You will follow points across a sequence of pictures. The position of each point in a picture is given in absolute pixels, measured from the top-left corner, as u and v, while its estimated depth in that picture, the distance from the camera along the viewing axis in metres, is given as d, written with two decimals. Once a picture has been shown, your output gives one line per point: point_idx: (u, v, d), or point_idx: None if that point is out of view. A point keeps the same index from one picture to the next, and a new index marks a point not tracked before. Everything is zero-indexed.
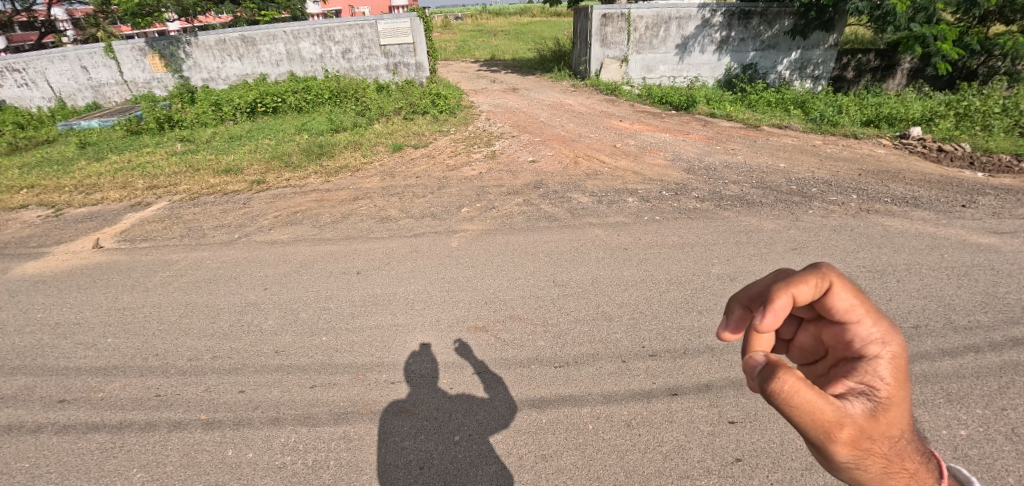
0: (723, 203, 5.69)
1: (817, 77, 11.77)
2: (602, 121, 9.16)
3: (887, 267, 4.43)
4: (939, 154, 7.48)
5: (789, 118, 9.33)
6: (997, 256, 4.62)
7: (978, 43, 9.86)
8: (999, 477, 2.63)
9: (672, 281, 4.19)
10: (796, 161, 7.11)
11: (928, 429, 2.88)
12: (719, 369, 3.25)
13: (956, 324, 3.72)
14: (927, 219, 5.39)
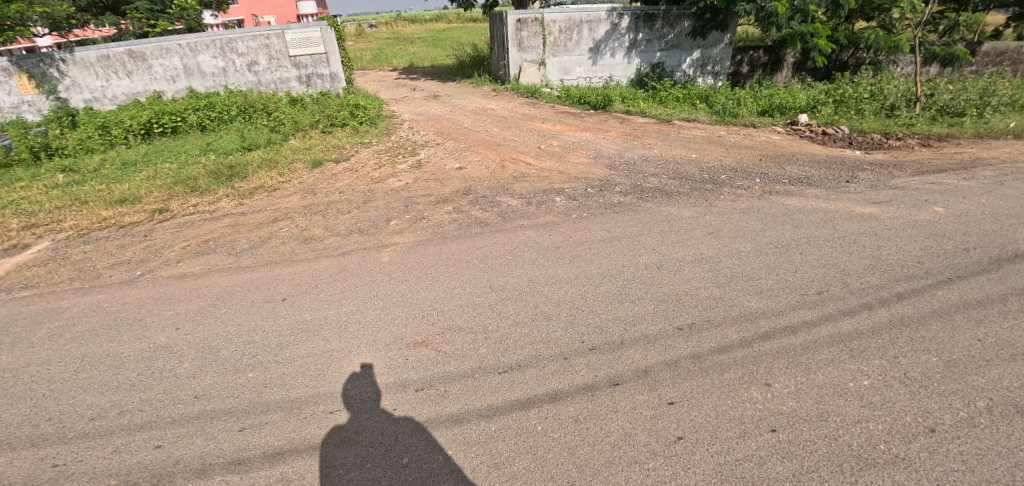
0: (644, 195, 5.97)
1: (717, 73, 12.80)
2: (524, 123, 9.28)
3: (791, 242, 4.84)
4: (824, 137, 8.28)
5: (696, 112, 9.95)
6: (880, 224, 5.19)
7: (846, 38, 11.13)
8: (898, 417, 2.96)
9: (603, 274, 4.33)
10: (705, 151, 7.58)
11: (838, 384, 3.18)
12: (655, 354, 3.41)
13: (852, 287, 4.14)
14: (820, 195, 5.94)
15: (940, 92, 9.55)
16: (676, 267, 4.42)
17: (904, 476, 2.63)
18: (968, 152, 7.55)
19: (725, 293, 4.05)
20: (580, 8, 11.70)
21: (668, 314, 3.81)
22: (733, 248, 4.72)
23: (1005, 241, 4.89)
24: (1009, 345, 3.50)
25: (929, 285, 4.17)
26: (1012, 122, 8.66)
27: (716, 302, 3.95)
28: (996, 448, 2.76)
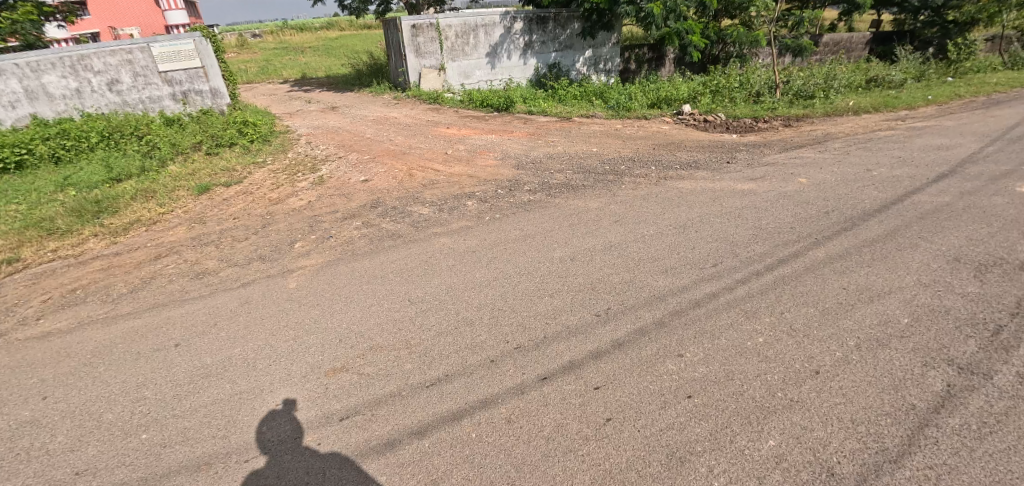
0: (552, 191, 6.13)
1: (609, 71, 13.24)
2: (428, 130, 9.15)
3: (687, 222, 5.21)
4: (706, 124, 9.00)
5: (592, 108, 10.34)
6: (759, 198, 5.75)
7: (715, 34, 12.10)
8: (790, 366, 3.30)
9: (521, 273, 4.39)
10: (605, 145, 7.94)
11: (739, 345, 3.49)
12: (577, 345, 3.51)
13: (742, 256, 4.55)
14: (708, 176, 6.46)
15: (794, 79, 10.75)
16: (588, 257, 4.59)
17: (800, 416, 2.94)
18: (822, 129, 8.59)
19: (634, 277, 4.27)
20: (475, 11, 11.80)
21: (585, 303, 3.95)
22: (638, 234, 4.99)
23: (858, 203, 5.63)
24: (870, 292, 4.04)
25: (804, 248, 4.69)
26: (852, 103, 9.99)
27: (627, 285, 4.15)
28: (868, 380, 3.18)
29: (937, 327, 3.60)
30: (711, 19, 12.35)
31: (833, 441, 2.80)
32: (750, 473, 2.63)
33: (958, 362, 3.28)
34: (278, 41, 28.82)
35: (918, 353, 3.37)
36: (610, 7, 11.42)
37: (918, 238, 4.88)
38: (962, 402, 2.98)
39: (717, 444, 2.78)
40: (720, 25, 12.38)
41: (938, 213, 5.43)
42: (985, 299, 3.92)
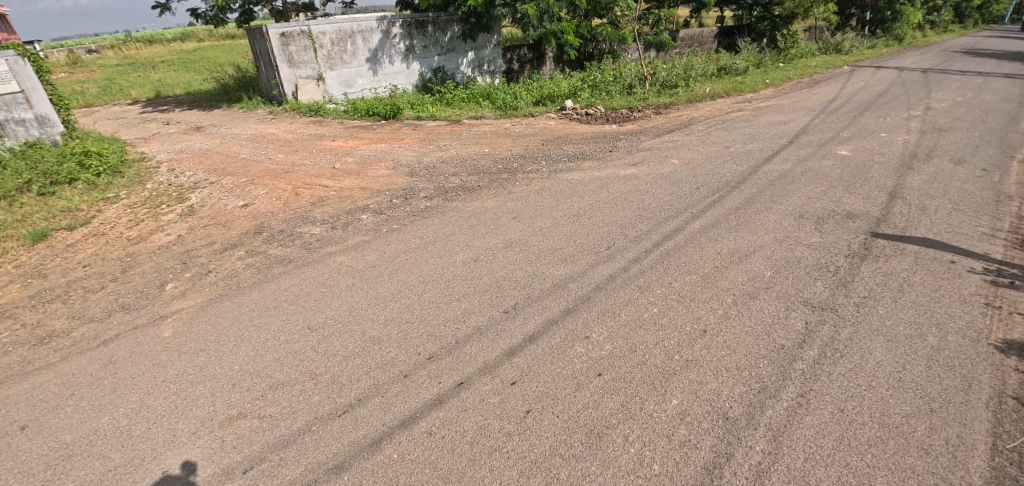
0: (449, 195, 6.07)
1: (493, 72, 12.82)
2: (312, 145, 8.35)
3: (580, 211, 5.43)
4: (589, 118, 9.37)
5: (480, 109, 10.06)
6: (641, 181, 6.17)
7: (588, 33, 12.65)
8: (682, 330, 3.62)
9: (425, 281, 4.31)
10: (496, 144, 7.97)
11: (638, 318, 3.73)
12: (489, 345, 3.52)
13: (631, 236, 4.86)
14: (593, 166, 6.78)
15: (658, 71, 11.59)
16: (490, 257, 4.61)
17: (697, 375, 3.23)
18: (687, 114, 9.41)
19: (536, 269, 4.38)
20: (346, 17, 10.66)
21: (492, 302, 3.97)
22: (535, 228, 5.11)
23: (722, 177, 6.26)
24: (741, 256, 4.55)
25: (683, 222, 5.13)
26: (709, 90, 11.06)
27: (530, 279, 4.25)
28: (748, 333, 3.60)
29: (797, 275, 4.29)
30: (581, 18, 12.79)
31: (726, 393, 3.10)
32: (660, 434, 2.84)
33: (815, 301, 3.94)
34: (122, 55, 25.56)
35: (783, 299, 3.97)
36: (487, 10, 11.06)
37: (773, 205, 5.57)
38: (819, 334, 3.57)
39: (630, 413, 2.97)
40: (591, 24, 12.91)
41: (786, 181, 6.22)
42: (827, 247, 4.74)
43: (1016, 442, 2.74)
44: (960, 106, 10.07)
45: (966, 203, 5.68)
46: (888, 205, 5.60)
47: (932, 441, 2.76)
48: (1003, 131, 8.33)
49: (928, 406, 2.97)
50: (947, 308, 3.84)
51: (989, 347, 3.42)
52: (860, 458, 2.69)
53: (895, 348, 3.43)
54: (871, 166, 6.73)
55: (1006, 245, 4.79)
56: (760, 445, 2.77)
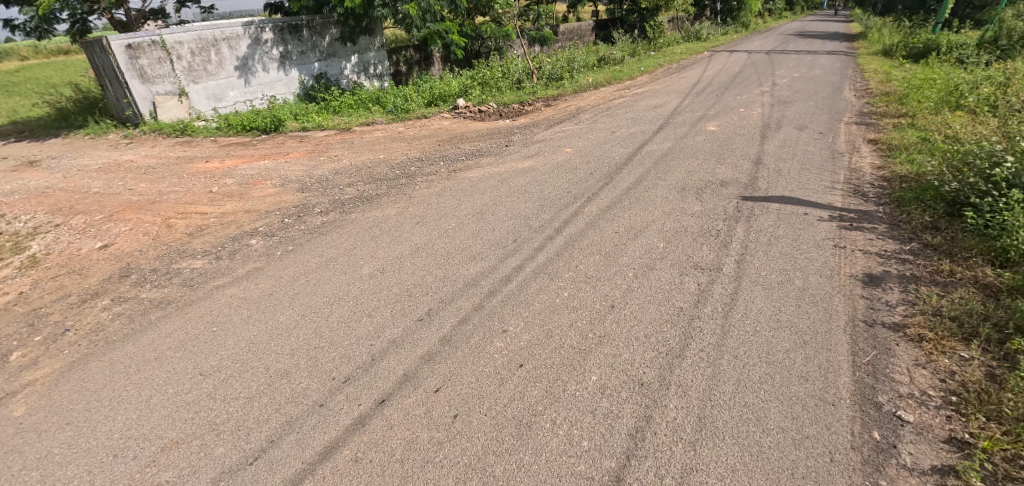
0: (346, 208, 5.76)
1: (380, 75, 12.30)
2: (182, 169, 7.39)
3: (483, 208, 5.44)
4: (483, 115, 9.26)
5: (370, 114, 9.62)
6: (538, 172, 6.33)
7: (472, 31, 12.60)
8: (591, 309, 3.78)
9: (331, 300, 4.06)
10: (390, 149, 7.66)
11: (550, 304, 3.84)
12: (406, 356, 3.41)
13: (534, 226, 4.99)
14: (492, 162, 6.82)
15: (544, 65, 11.84)
16: (397, 265, 4.47)
17: (611, 349, 3.40)
18: (574, 104, 9.78)
19: (446, 271, 4.32)
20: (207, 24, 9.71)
21: (404, 311, 3.86)
22: (440, 230, 5.04)
23: (611, 160, 6.61)
24: (636, 232, 4.85)
25: (581, 207, 5.34)
26: (591, 80, 11.58)
27: (441, 282, 4.19)
28: (650, 301, 3.86)
29: (687, 242, 4.67)
30: (465, 17, 12.69)
31: (639, 363, 3.29)
32: (584, 412, 2.96)
33: (704, 264, 4.34)
34: None
35: (676, 266, 4.31)
36: (366, 12, 10.55)
37: (659, 181, 5.98)
38: (710, 292, 3.97)
39: (554, 398, 3.05)
40: (475, 23, 12.88)
41: (668, 158, 6.71)
42: (708, 213, 5.21)
43: (869, 356, 3.33)
44: (799, 79, 11.49)
45: (812, 162, 6.53)
46: (753, 171, 6.25)
47: (809, 368, 3.24)
48: (833, 99, 9.65)
49: (802, 340, 3.46)
50: (805, 254, 4.48)
51: (841, 283, 4.09)
52: (755, 396, 3.04)
53: (771, 294, 3.95)
54: (736, 138, 7.47)
55: (844, 195, 5.60)
56: (673, 405, 2.99)
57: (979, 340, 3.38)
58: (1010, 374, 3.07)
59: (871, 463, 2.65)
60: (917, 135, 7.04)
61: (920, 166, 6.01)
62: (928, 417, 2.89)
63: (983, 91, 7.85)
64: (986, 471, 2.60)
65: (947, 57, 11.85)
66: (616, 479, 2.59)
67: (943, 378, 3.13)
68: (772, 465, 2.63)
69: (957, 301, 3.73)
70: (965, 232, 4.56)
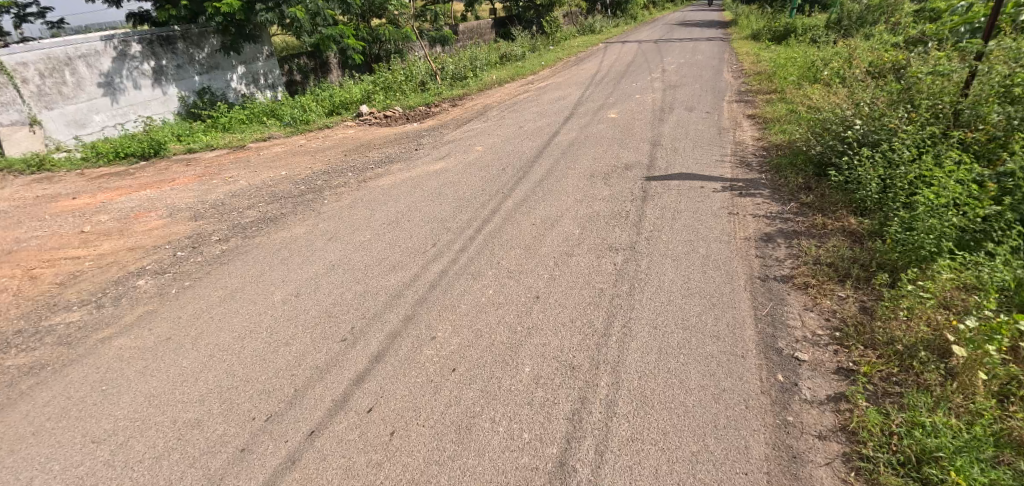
0: (249, 232, 5.29)
1: (272, 85, 11.47)
2: (44, 208, 6.39)
3: (398, 216, 5.30)
4: (389, 120, 9.03)
5: (266, 128, 8.87)
6: (450, 173, 6.28)
7: (368, 35, 12.01)
8: (517, 302, 3.83)
9: (241, 335, 3.72)
10: (293, 165, 7.14)
11: (477, 304, 3.84)
12: (333, 381, 3.24)
13: (453, 228, 4.96)
14: (403, 167, 6.65)
15: (446, 65, 11.68)
16: (313, 286, 4.22)
17: (540, 339, 3.46)
18: (480, 103, 9.79)
19: (366, 286, 4.16)
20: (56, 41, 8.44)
21: (326, 334, 3.65)
22: (356, 243, 4.83)
23: (522, 155, 6.71)
24: (552, 222, 4.96)
25: (498, 204, 5.38)
26: (495, 78, 11.65)
27: (363, 297, 4.02)
28: (572, 287, 3.98)
29: (600, 226, 4.85)
30: (359, 20, 12.08)
31: (568, 348, 3.37)
32: (522, 404, 2.99)
33: (618, 244, 4.53)
34: None
35: (593, 250, 4.47)
36: (248, 19, 9.69)
37: (570, 171, 6.15)
38: (626, 270, 4.16)
39: (490, 396, 3.06)
40: (370, 25, 12.31)
41: (575, 147, 6.92)
42: (617, 196, 5.44)
43: (766, 308, 3.69)
44: (684, 65, 12.32)
45: (703, 139, 7.04)
46: (653, 152, 6.62)
47: (719, 327, 3.52)
48: (716, 81, 10.43)
49: (710, 302, 3.75)
50: (706, 224, 4.83)
51: (738, 246, 4.46)
52: (676, 361, 3.24)
53: (679, 264, 4.22)
54: (635, 123, 7.86)
55: (733, 166, 6.10)
56: (604, 383, 3.11)
57: (852, 280, 3.86)
58: (878, 306, 3.52)
59: (779, 403, 2.95)
60: (786, 108, 7.82)
61: (791, 134, 6.68)
62: (821, 355, 3.26)
63: (834, 64, 8.77)
64: (869, 391, 2.97)
65: (803, 37, 13.25)
66: (559, 464, 2.65)
67: (827, 318, 3.55)
68: (698, 422, 2.84)
69: (832, 250, 4.22)
70: (832, 189, 5.15)
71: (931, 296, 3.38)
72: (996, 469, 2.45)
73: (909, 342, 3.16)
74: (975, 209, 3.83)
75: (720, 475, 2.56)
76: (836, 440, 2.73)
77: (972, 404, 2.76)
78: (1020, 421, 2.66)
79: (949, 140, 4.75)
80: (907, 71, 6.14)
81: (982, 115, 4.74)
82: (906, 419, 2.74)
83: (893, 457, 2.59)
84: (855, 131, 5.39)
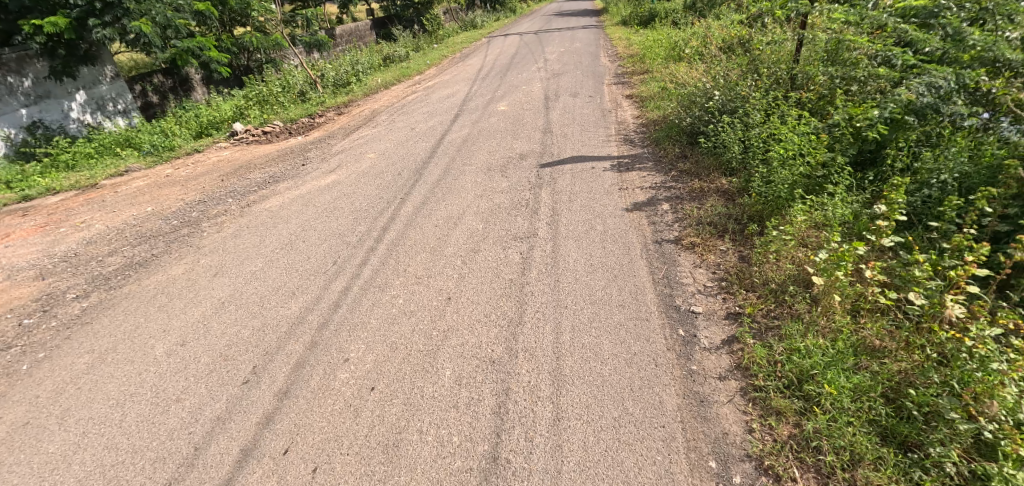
0: (115, 282, 4.52)
1: (125, 111, 9.06)
2: None
3: (290, 238, 4.95)
4: (269, 136, 8.31)
5: (122, 161, 7.43)
6: (343, 185, 6.01)
7: (233, 45, 10.66)
8: (429, 308, 3.77)
9: (119, 401, 3.24)
10: (162, 199, 6.14)
11: (388, 316, 3.73)
12: (240, 428, 2.99)
13: (352, 241, 4.76)
14: (291, 185, 6.22)
15: (326, 71, 11.03)
16: (201, 330, 3.79)
17: (457, 340, 3.44)
18: (368, 108, 9.48)
19: (264, 318, 3.85)
20: None
21: (224, 380, 3.32)
22: (247, 274, 4.43)
23: (416, 157, 6.59)
24: (455, 221, 4.94)
25: (396, 210, 5.25)
26: (380, 81, 11.30)
27: (261, 332, 3.70)
28: (482, 283, 3.99)
29: (502, 218, 4.90)
30: (219, 29, 10.63)
31: (485, 344, 3.39)
32: (448, 408, 2.97)
33: (520, 234, 4.61)
34: None
35: (498, 242, 4.51)
36: (81, 36, 8.03)
37: (466, 168, 6.13)
38: (532, 257, 4.25)
39: (414, 407, 2.99)
40: (233, 34, 10.95)
41: (469, 144, 6.92)
42: (515, 187, 5.53)
43: (662, 271, 3.97)
44: (564, 53, 12.82)
45: (589, 122, 7.36)
46: (544, 140, 6.81)
47: (623, 296, 3.72)
48: (594, 66, 10.95)
49: (613, 275, 3.95)
50: (600, 202, 5.05)
51: (631, 218, 4.74)
52: (589, 336, 3.38)
53: (581, 244, 4.39)
54: (523, 114, 8.02)
55: (618, 144, 6.44)
56: (525, 370, 3.17)
57: (729, 234, 4.27)
58: (753, 253, 3.92)
59: (682, 355, 3.19)
60: (657, 85, 8.42)
61: (664, 109, 7.20)
62: (712, 304, 3.58)
63: (693, 43, 9.60)
64: (755, 329, 3.30)
65: (666, 21, 14.27)
66: (492, 459, 2.68)
67: (714, 271, 3.89)
68: (616, 388, 2.99)
69: (711, 210, 4.62)
70: (704, 155, 5.64)
71: (791, 237, 3.78)
72: (858, 375, 2.85)
73: (780, 280, 3.56)
74: (815, 157, 4.35)
75: (641, 434, 2.74)
76: (733, 378, 3.01)
77: (834, 324, 3.16)
78: (870, 330, 3.09)
79: (789, 102, 5.37)
80: (751, 47, 6.87)
81: (812, 76, 5.46)
82: (786, 348, 3.09)
83: (780, 382, 2.92)
84: (716, 103, 5.96)
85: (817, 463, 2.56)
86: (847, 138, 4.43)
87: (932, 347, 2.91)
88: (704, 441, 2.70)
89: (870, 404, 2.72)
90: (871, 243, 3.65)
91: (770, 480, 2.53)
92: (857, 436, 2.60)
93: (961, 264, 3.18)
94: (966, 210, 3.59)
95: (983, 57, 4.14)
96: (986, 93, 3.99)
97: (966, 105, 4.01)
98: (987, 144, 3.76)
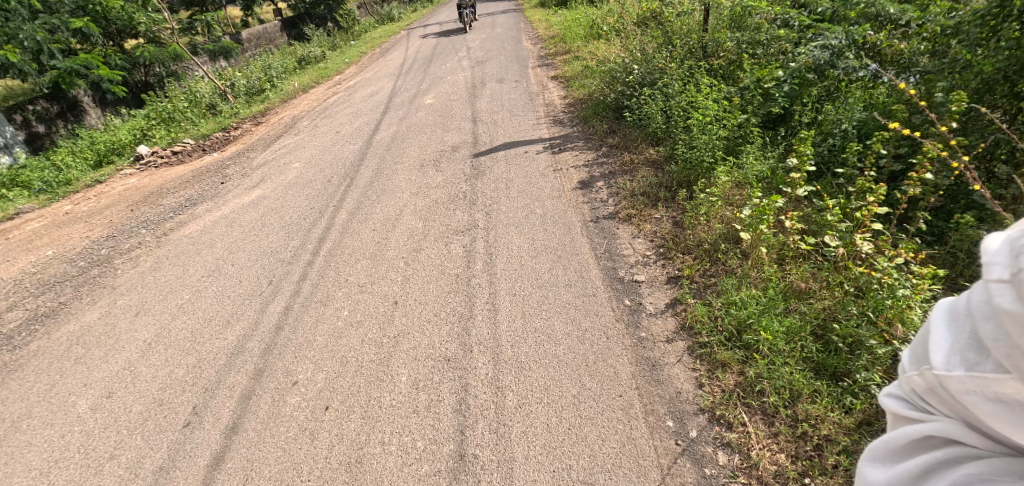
0: (20, 339, 4.12)
1: (6, 146, 7.78)
2: None
3: (218, 263, 4.69)
4: (180, 156, 7.79)
5: (9, 202, 6.69)
6: (268, 200, 5.74)
7: (124, 59, 9.80)
8: (377, 315, 3.69)
9: (43, 470, 2.97)
10: (63, 240, 5.62)
11: (334, 331, 3.62)
12: (186, 474, 2.82)
13: (286, 257, 4.56)
14: (211, 206, 5.86)
15: (236, 79, 10.38)
16: (128, 376, 3.52)
17: (409, 344, 3.39)
18: (287, 115, 9.05)
19: (199, 354, 3.63)
20: None
21: (162, 426, 3.12)
22: (172, 309, 4.15)
23: (345, 161, 6.38)
24: (393, 222, 4.84)
25: (330, 218, 5.08)
26: (297, 85, 10.81)
27: (197, 368, 3.50)
28: (428, 281, 3.95)
29: (441, 213, 4.86)
30: (105, 44, 9.79)
31: (439, 343, 3.36)
32: (408, 414, 2.93)
33: (460, 227, 4.58)
34: None
35: (439, 238, 4.47)
36: None
37: (398, 167, 6.00)
38: (474, 249, 4.24)
39: (373, 419, 2.93)
40: (121, 48, 10.11)
41: (398, 142, 6.76)
42: (450, 180, 5.49)
43: (603, 246, 4.07)
44: (487, 39, 12.75)
45: (517, 108, 7.36)
46: (474, 130, 6.77)
47: (569, 276, 3.79)
48: (517, 50, 10.96)
49: (556, 256, 4.02)
50: (536, 185, 5.10)
51: (568, 198, 4.82)
52: (540, 319, 3.43)
53: (522, 229, 4.42)
54: (450, 105, 7.92)
55: (548, 126, 6.50)
56: (481, 362, 3.18)
57: (662, 202, 4.43)
58: (685, 218, 4.09)
59: (630, 325, 3.30)
60: (580, 64, 8.55)
61: (589, 88, 7.32)
62: (653, 272, 3.72)
63: (611, 20, 9.81)
64: (694, 289, 3.47)
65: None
66: (459, 457, 2.67)
67: (651, 240, 4.04)
68: (571, 368, 3.05)
69: (643, 181, 4.77)
70: (631, 127, 5.81)
71: (717, 198, 3.99)
72: (789, 318, 3.05)
73: (712, 239, 3.74)
74: (730, 120, 4.63)
75: (601, 407, 2.82)
76: (680, 339, 3.16)
77: (763, 274, 3.37)
78: (795, 275, 3.32)
79: (703, 70, 5.65)
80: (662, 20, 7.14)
81: (721, 44, 5.76)
82: (723, 302, 3.26)
83: (721, 336, 3.08)
84: (636, 77, 6.16)
85: (762, 405, 2.70)
86: (758, 99, 4.74)
87: (850, 282, 3.16)
88: (660, 403, 2.81)
89: (803, 343, 2.91)
90: (788, 194, 3.91)
91: (723, 428, 2.65)
92: (794, 375, 2.77)
93: (865, 204, 3.45)
94: (866, 154, 3.89)
95: (867, 13, 4.49)
96: (873, 46, 4.29)
97: (857, 58, 4.33)
98: (878, 92, 4.09)
